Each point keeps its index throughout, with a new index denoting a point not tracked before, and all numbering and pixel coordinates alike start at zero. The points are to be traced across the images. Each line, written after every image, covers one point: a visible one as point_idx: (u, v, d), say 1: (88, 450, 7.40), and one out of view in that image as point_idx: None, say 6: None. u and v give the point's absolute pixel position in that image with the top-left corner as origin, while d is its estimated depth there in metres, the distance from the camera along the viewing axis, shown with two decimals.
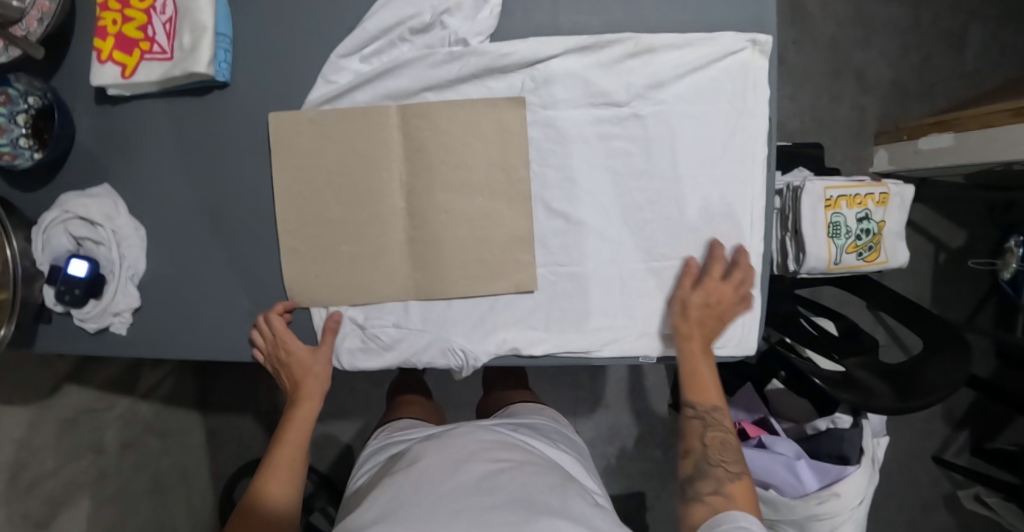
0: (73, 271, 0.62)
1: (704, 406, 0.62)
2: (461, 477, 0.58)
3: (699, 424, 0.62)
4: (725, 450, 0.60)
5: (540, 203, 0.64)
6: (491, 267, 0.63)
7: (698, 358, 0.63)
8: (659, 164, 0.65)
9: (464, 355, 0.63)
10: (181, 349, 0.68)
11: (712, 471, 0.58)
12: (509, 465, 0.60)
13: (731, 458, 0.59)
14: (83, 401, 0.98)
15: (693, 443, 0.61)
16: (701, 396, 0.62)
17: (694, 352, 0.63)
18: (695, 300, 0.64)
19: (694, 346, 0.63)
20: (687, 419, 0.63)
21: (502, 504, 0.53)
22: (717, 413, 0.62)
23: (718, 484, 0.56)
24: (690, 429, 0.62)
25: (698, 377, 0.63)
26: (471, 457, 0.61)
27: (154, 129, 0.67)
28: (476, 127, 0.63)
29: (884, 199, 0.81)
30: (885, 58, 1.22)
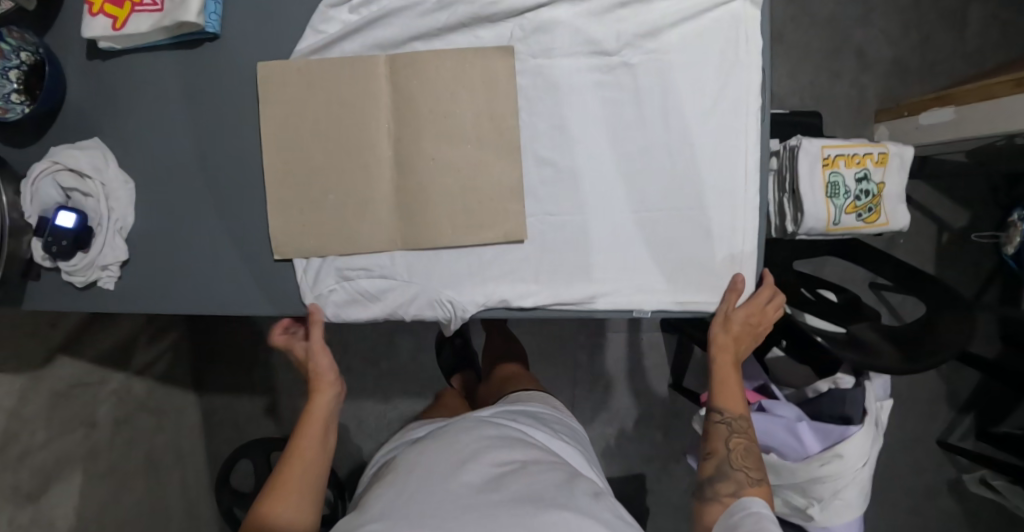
0: (61, 222, 0.62)
1: (732, 413, 0.64)
2: (465, 475, 0.57)
3: (724, 429, 0.64)
4: (748, 455, 0.62)
5: (530, 152, 0.64)
6: (479, 215, 0.62)
7: (731, 370, 0.66)
8: (650, 114, 0.65)
9: (452, 306, 0.62)
10: (168, 303, 0.67)
11: (734, 474, 0.60)
12: (515, 463, 0.59)
13: (753, 465, 0.60)
14: (77, 376, 0.97)
15: (717, 447, 0.63)
16: (728, 404, 0.64)
17: (728, 363, 0.65)
18: (738, 316, 0.65)
19: (726, 359, 0.65)
20: (712, 424, 0.65)
21: (506, 503, 0.52)
22: (743, 421, 0.64)
23: (737, 486, 0.59)
24: (714, 433, 0.64)
25: (727, 387, 0.65)
26: (475, 453, 0.60)
27: (145, 83, 0.67)
28: (465, 76, 0.62)
29: (883, 159, 0.80)
30: (885, 36, 1.21)
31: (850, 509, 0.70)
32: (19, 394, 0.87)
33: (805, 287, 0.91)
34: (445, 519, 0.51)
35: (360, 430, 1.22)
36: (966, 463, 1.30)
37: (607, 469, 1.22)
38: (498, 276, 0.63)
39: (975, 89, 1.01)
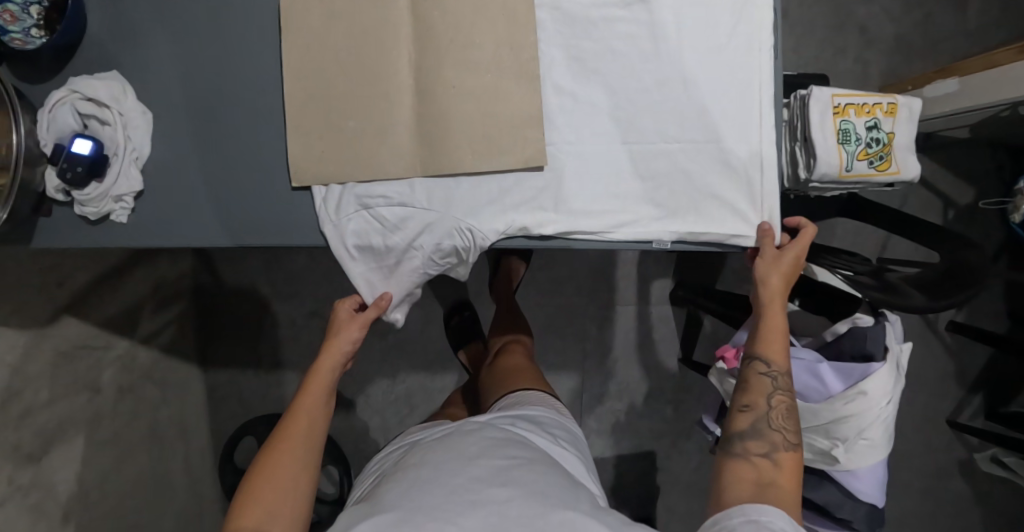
0: (77, 149, 0.62)
1: (778, 367, 0.62)
2: (474, 470, 0.55)
3: (769, 384, 0.62)
4: (787, 417, 0.61)
5: (548, 82, 0.65)
6: (496, 142, 0.62)
7: (779, 321, 0.64)
8: (665, 48, 0.65)
9: (472, 235, 0.63)
10: (181, 238, 0.66)
11: (769, 435, 0.59)
12: (523, 461, 0.57)
13: (791, 428, 0.60)
14: (81, 337, 0.95)
15: (756, 401, 0.62)
16: (773, 355, 0.62)
17: (776, 312, 0.63)
18: (789, 266, 0.64)
19: (778, 307, 0.63)
20: (756, 376, 0.62)
21: (517, 500, 0.51)
22: (787, 377, 0.62)
23: (771, 448, 0.58)
24: (756, 385, 0.62)
25: (776, 339, 0.63)
26: (482, 450, 0.58)
27: (164, 18, 0.67)
28: (483, 7, 0.63)
29: (892, 109, 0.80)
30: (887, 13, 1.23)
31: (875, 449, 0.69)
32: (23, 349, 0.85)
33: None
34: (457, 514, 0.49)
35: (365, 405, 1.20)
36: (977, 443, 1.28)
37: (617, 445, 1.19)
38: (517, 202, 0.63)
39: (978, 61, 1.04)
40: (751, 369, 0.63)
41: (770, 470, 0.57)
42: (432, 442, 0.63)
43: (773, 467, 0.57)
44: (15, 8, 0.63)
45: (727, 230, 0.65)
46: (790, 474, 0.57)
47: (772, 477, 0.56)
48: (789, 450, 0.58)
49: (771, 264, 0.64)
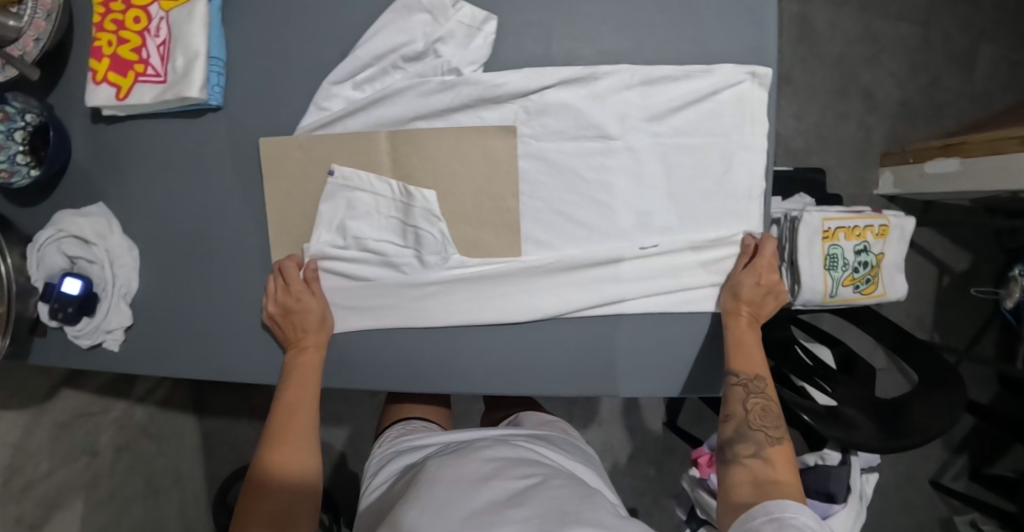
0: (67, 288, 0.64)
1: (747, 374, 0.62)
2: (487, 491, 0.56)
3: (741, 391, 0.62)
4: (767, 417, 0.60)
5: (529, 236, 0.65)
6: (485, 294, 0.65)
7: (746, 332, 0.64)
8: (651, 195, 0.66)
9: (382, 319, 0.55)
10: (172, 366, 0.69)
11: (752, 435, 0.59)
12: (536, 480, 0.59)
13: (773, 425, 0.59)
14: (80, 406, 0.94)
15: (735, 408, 0.61)
16: (743, 364, 0.62)
17: (742, 325, 0.64)
18: (766, 268, 0.65)
19: (741, 321, 0.65)
20: (730, 386, 0.63)
21: (534, 516, 0.51)
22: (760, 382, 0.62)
23: (757, 448, 0.57)
24: (731, 397, 0.62)
25: (744, 346, 0.63)
26: (494, 471, 0.60)
27: (148, 147, 0.67)
28: (463, 154, 0.63)
29: (884, 231, 0.82)
30: (893, 77, 1.19)
31: None
32: (22, 427, 0.84)
33: (799, 345, 0.91)
34: None
35: (357, 456, 1.23)
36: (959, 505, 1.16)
37: None
38: (543, 358, 0.68)
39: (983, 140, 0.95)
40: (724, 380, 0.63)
41: (764, 469, 0.56)
42: (441, 460, 0.65)
43: (766, 465, 0.56)
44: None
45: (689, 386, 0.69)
46: (784, 469, 0.56)
47: (769, 476, 0.55)
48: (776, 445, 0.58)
49: (735, 276, 0.66)
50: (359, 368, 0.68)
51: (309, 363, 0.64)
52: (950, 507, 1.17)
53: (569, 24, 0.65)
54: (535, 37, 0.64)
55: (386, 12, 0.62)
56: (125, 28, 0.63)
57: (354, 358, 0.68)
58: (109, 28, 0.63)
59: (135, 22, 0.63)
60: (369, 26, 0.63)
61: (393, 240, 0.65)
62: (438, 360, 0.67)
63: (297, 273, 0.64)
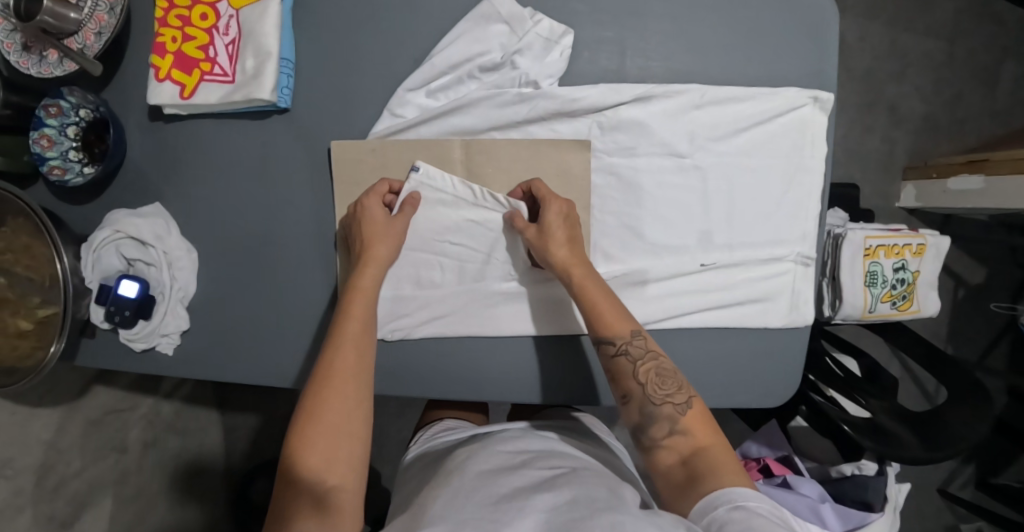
0: (123, 291, 0.62)
1: (621, 338, 0.57)
2: (515, 480, 0.57)
3: (626, 363, 0.56)
4: (665, 380, 0.55)
5: (598, 250, 0.66)
6: (552, 306, 0.65)
7: (588, 286, 0.58)
8: (716, 213, 0.67)
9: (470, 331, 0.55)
10: (226, 372, 0.68)
11: (661, 412, 0.54)
12: (564, 470, 0.59)
13: (674, 389, 0.55)
14: (109, 401, 0.92)
15: (630, 385, 0.56)
16: (611, 332, 0.57)
17: (585, 283, 0.58)
18: (556, 218, 0.60)
19: (581, 274, 0.59)
20: (612, 360, 0.57)
21: (564, 503, 0.51)
22: (638, 341, 0.57)
23: (671, 424, 0.53)
24: (618, 370, 0.57)
25: (601, 305, 0.58)
26: (521, 463, 0.61)
27: (209, 149, 0.65)
28: (538, 167, 0.63)
29: (921, 249, 0.85)
30: (918, 93, 1.21)
31: None
32: (55, 425, 0.81)
33: (830, 357, 0.94)
34: (505, 520, 0.49)
35: (380, 453, 1.23)
36: (965, 513, 1.21)
37: None
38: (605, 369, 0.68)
39: (1008, 160, 0.97)
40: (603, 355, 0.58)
41: (686, 443, 0.53)
42: (470, 453, 0.65)
43: (686, 440, 0.53)
44: (52, 131, 0.62)
45: (744, 399, 0.71)
46: (705, 431, 0.53)
47: (691, 447, 0.52)
48: (685, 412, 0.54)
49: (535, 238, 0.60)
50: (420, 378, 0.67)
51: (365, 287, 0.57)
52: (956, 513, 1.21)
53: (643, 40, 0.65)
54: (610, 51, 0.64)
55: (461, 20, 0.61)
56: (191, 24, 0.61)
57: (417, 367, 0.67)
58: (174, 24, 0.61)
59: (202, 19, 0.61)
60: (443, 35, 0.62)
61: (462, 248, 0.65)
62: (500, 371, 0.66)
63: (379, 203, 0.61)
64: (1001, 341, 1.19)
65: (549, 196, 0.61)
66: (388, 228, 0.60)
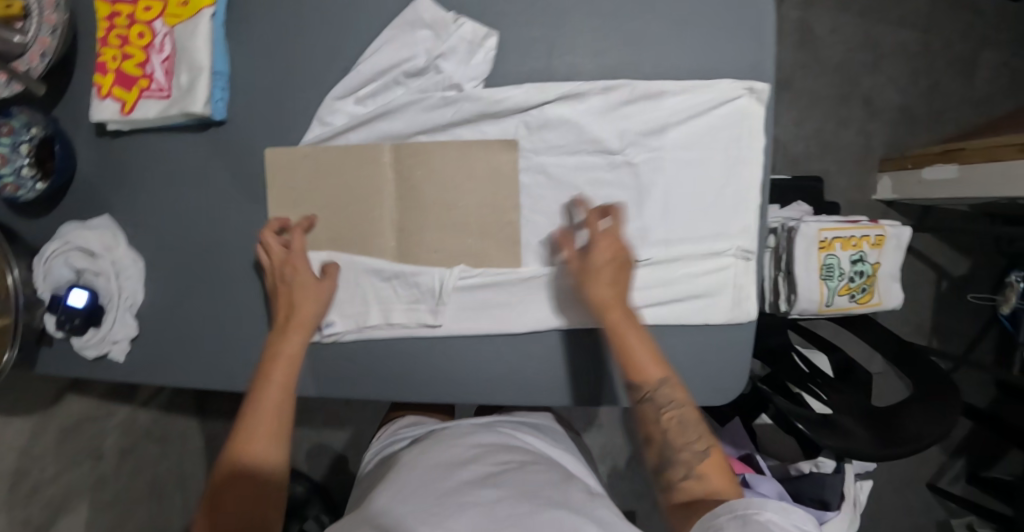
0: (73, 301, 0.65)
1: (650, 387, 0.55)
2: (463, 475, 0.56)
3: (652, 409, 0.55)
4: (686, 428, 0.55)
5: (530, 250, 0.66)
6: (485, 305, 0.66)
7: (627, 333, 0.56)
8: (651, 209, 0.67)
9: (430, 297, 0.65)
10: (175, 377, 0.70)
11: (681, 459, 0.54)
12: (514, 465, 0.58)
13: (694, 438, 0.54)
14: (85, 409, 0.94)
15: (653, 428, 0.56)
16: (641, 378, 0.55)
17: (620, 324, 0.56)
18: (609, 254, 0.58)
19: (617, 317, 0.56)
20: (638, 404, 0.56)
21: (508, 498, 0.51)
22: (665, 389, 0.55)
23: (687, 470, 0.54)
24: (645, 414, 0.56)
25: (634, 351, 0.56)
26: (474, 455, 0.60)
27: (153, 160, 0.68)
28: (467, 168, 0.64)
29: (880, 241, 0.83)
30: (894, 84, 1.18)
31: None
32: (30, 431, 0.83)
33: (796, 353, 0.93)
34: (447, 514, 0.49)
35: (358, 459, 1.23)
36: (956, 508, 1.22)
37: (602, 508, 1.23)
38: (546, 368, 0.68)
39: (979, 148, 0.95)
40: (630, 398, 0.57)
41: (698, 486, 0.53)
42: (424, 448, 0.64)
43: (697, 483, 0.53)
44: (5, 149, 0.65)
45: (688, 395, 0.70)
46: (720, 474, 0.53)
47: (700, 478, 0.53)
48: (704, 459, 0.54)
49: (580, 272, 0.59)
50: (359, 379, 0.68)
51: (303, 320, 0.60)
52: (947, 509, 1.22)
53: (573, 39, 0.65)
54: (538, 52, 0.65)
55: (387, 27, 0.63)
56: (129, 43, 0.64)
57: (357, 367, 0.67)
58: (114, 43, 0.64)
59: (140, 38, 0.64)
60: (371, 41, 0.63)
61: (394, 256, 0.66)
62: (438, 373, 0.67)
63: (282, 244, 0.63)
64: (986, 335, 1.17)
65: (598, 233, 0.59)
66: (315, 290, 0.62)
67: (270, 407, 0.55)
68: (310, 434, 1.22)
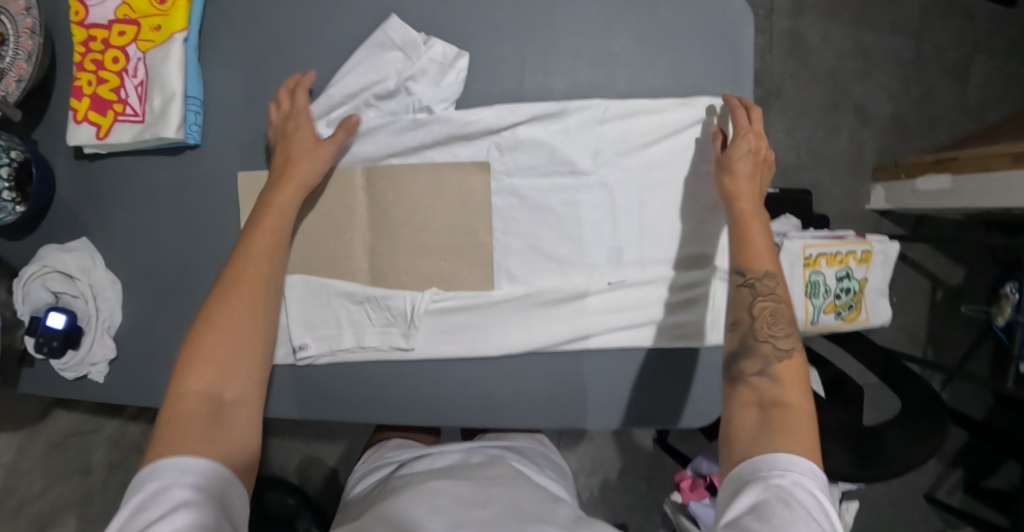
0: (51, 323, 0.65)
1: (756, 273, 0.55)
2: (455, 488, 0.54)
3: (749, 293, 0.54)
4: (777, 323, 0.53)
5: (502, 271, 0.66)
6: (457, 326, 0.66)
7: (754, 225, 0.57)
8: (626, 230, 0.66)
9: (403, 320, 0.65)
10: (151, 399, 0.70)
11: (760, 348, 0.51)
12: (502, 480, 0.56)
13: (783, 334, 0.52)
14: (73, 424, 0.95)
15: (741, 315, 0.54)
16: (751, 262, 0.55)
17: (748, 213, 0.58)
18: (751, 152, 0.61)
19: (747, 206, 0.58)
20: (736, 289, 0.55)
21: (494, 520, 0.49)
22: (771, 282, 0.54)
23: (764, 363, 0.51)
24: (736, 300, 0.55)
25: (754, 241, 0.56)
26: (466, 470, 0.58)
27: (129, 183, 0.68)
28: (438, 190, 0.64)
29: (866, 257, 0.82)
30: (886, 91, 1.16)
31: None
32: (16, 449, 0.86)
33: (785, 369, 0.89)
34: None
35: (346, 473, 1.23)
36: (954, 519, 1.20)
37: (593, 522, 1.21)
38: (519, 393, 0.66)
39: (971, 158, 0.93)
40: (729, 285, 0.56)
41: (769, 388, 0.49)
42: (411, 474, 0.60)
43: (770, 384, 0.50)
44: None
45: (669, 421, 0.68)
46: (793, 385, 0.49)
47: (778, 396, 0.49)
48: (784, 360, 0.51)
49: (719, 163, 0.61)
50: (330, 404, 0.67)
51: (301, 174, 0.59)
52: (944, 520, 1.20)
53: (544, 57, 0.65)
54: (509, 72, 0.65)
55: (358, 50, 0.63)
56: (104, 68, 0.64)
57: (329, 392, 0.66)
58: (89, 68, 0.64)
59: (114, 62, 0.64)
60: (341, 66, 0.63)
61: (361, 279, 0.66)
62: (409, 399, 0.66)
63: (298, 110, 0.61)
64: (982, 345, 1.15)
65: (749, 129, 0.61)
66: (316, 148, 0.60)
67: (236, 304, 0.53)
68: (298, 445, 1.16)
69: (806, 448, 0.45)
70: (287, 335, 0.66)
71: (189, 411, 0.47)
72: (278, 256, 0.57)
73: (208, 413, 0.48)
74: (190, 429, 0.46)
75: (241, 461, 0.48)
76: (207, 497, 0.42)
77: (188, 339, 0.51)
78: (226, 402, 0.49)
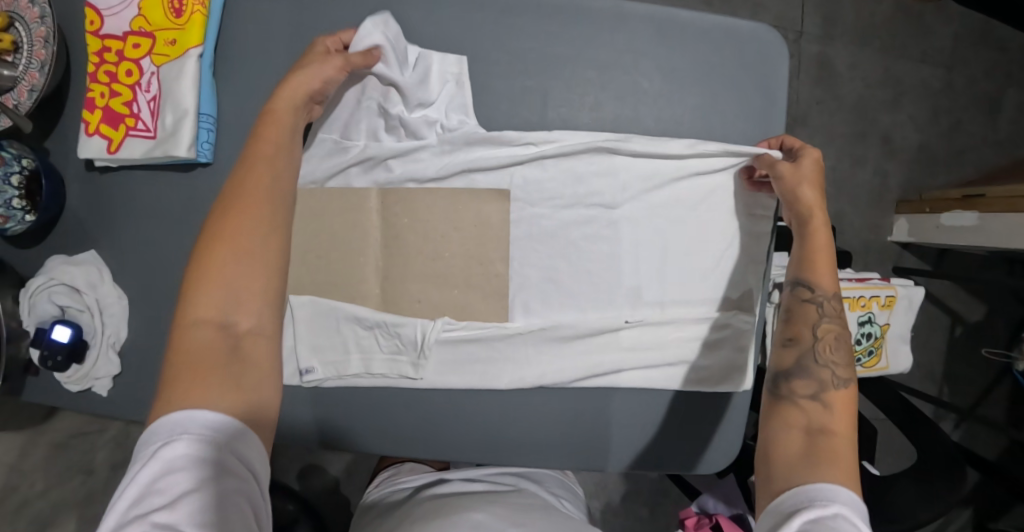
0: (56, 336, 0.64)
1: (821, 290, 0.51)
2: (494, 509, 0.52)
3: (814, 311, 0.51)
4: (838, 349, 0.50)
5: (517, 303, 0.64)
6: (467, 357, 0.64)
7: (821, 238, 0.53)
8: (647, 266, 0.64)
9: (413, 348, 0.63)
10: None
11: (818, 371, 0.48)
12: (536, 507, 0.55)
13: (843, 362, 0.49)
14: (75, 425, 0.94)
15: (802, 332, 0.51)
16: (813, 279, 0.52)
17: (819, 228, 0.54)
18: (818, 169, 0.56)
19: (819, 221, 0.54)
20: (800, 304, 0.52)
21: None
22: (836, 304, 0.52)
23: (819, 388, 0.48)
24: (799, 314, 0.52)
25: (818, 256, 0.53)
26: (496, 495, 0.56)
27: (140, 197, 0.67)
28: (455, 218, 0.63)
29: (890, 302, 0.79)
30: (913, 122, 1.13)
31: None
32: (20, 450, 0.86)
33: None
34: None
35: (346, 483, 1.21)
36: None
37: None
38: (523, 430, 0.65)
39: (1001, 198, 0.89)
40: (791, 297, 0.53)
41: (820, 414, 0.46)
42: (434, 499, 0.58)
43: (823, 410, 0.47)
44: None
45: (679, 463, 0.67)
46: (843, 416, 0.46)
47: (824, 423, 0.46)
48: (840, 389, 0.48)
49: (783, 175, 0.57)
50: (332, 431, 0.65)
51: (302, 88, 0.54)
52: None
53: (567, 90, 0.63)
54: (531, 103, 0.63)
55: None
56: (118, 80, 0.63)
57: (331, 416, 0.64)
58: (103, 80, 0.63)
59: (128, 76, 0.63)
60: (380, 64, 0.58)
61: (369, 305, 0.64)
62: (411, 431, 0.64)
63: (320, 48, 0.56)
64: (999, 384, 1.12)
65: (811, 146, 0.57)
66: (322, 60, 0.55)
67: (241, 214, 0.46)
68: (301, 451, 1.15)
69: (852, 480, 0.41)
70: (293, 358, 0.64)
71: (202, 347, 0.42)
72: (284, 158, 0.51)
73: (228, 347, 0.43)
74: (204, 370, 0.41)
75: (267, 397, 0.43)
76: (229, 471, 0.38)
77: (191, 261, 0.45)
78: (245, 333, 0.44)
